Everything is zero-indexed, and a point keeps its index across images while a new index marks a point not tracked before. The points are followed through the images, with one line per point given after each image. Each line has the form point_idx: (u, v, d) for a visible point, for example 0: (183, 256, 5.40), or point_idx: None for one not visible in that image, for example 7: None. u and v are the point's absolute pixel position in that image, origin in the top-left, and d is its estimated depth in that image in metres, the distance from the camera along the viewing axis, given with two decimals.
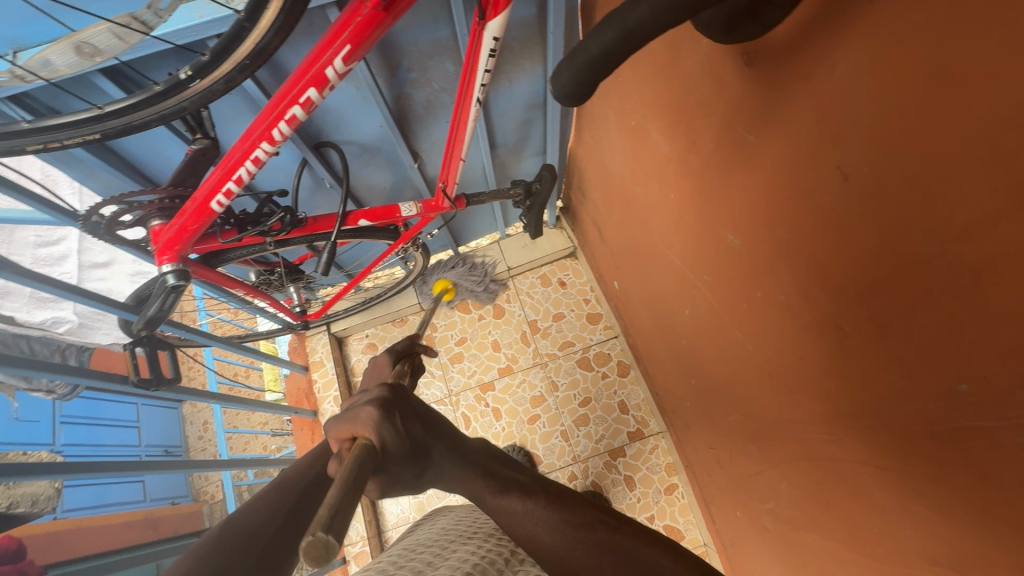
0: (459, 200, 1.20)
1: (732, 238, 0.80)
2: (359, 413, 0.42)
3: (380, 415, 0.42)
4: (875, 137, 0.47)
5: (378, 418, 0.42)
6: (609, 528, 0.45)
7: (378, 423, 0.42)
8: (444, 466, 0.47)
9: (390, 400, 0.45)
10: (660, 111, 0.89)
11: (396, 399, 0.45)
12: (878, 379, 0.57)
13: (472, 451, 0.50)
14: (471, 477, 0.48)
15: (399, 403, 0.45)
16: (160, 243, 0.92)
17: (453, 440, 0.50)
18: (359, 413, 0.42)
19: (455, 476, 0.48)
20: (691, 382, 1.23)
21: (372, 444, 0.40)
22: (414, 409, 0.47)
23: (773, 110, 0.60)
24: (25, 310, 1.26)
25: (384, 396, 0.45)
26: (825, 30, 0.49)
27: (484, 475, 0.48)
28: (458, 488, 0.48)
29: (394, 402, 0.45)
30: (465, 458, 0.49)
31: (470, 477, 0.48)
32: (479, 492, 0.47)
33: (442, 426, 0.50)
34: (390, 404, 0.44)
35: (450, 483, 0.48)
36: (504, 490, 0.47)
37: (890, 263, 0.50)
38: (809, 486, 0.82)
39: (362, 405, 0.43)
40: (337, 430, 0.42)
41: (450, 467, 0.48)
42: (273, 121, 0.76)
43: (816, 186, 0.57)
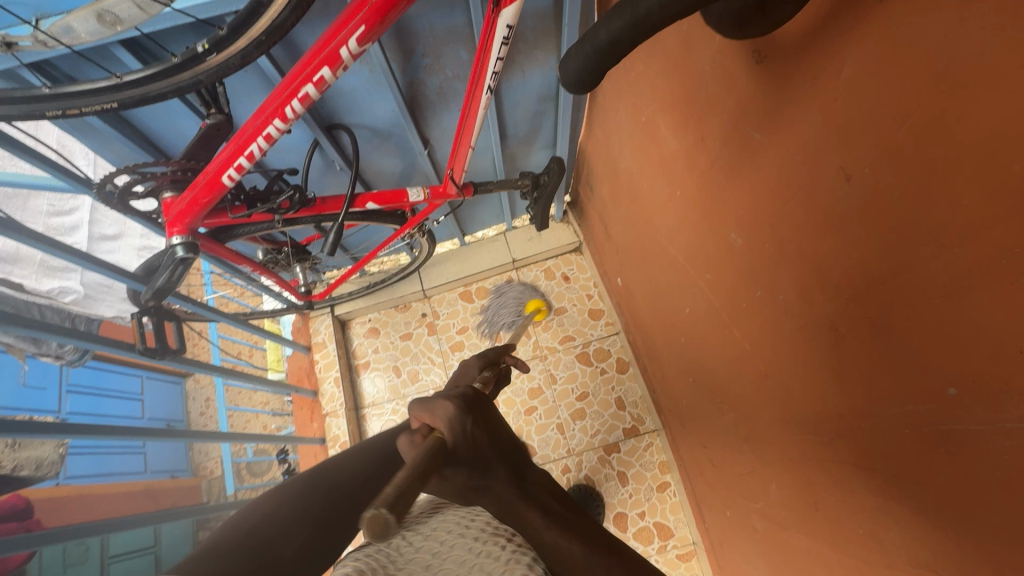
0: (466, 188, 1.21)
1: (736, 237, 0.80)
2: (439, 404, 0.41)
3: (456, 410, 0.41)
4: (878, 137, 0.47)
5: (457, 414, 0.40)
6: None
7: (453, 420, 0.40)
8: (504, 491, 0.41)
9: (469, 404, 0.44)
10: (671, 106, 0.89)
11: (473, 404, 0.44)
12: (871, 381, 0.58)
13: (539, 486, 0.45)
14: (525, 506, 0.41)
15: (478, 410, 0.44)
16: (171, 215, 0.93)
17: (519, 469, 0.45)
18: (439, 403, 0.41)
19: (511, 497, 0.41)
20: (688, 380, 1.24)
21: (443, 437, 0.38)
22: (487, 423, 0.44)
23: (781, 109, 0.60)
24: (33, 278, 1.29)
25: (463, 398, 0.44)
26: (832, 31, 0.49)
27: (545, 513, 0.41)
28: (506, 515, 0.41)
29: (471, 406, 0.43)
30: (530, 494, 0.42)
31: (525, 512, 0.40)
32: (535, 528, 0.40)
33: (510, 449, 0.46)
34: (466, 405, 0.42)
35: (504, 515, 0.41)
36: (563, 526, 0.40)
37: (887, 266, 0.50)
38: (798, 486, 0.83)
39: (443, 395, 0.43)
40: (415, 414, 0.41)
41: (505, 490, 0.41)
42: (286, 98, 0.77)
43: (818, 186, 0.57)
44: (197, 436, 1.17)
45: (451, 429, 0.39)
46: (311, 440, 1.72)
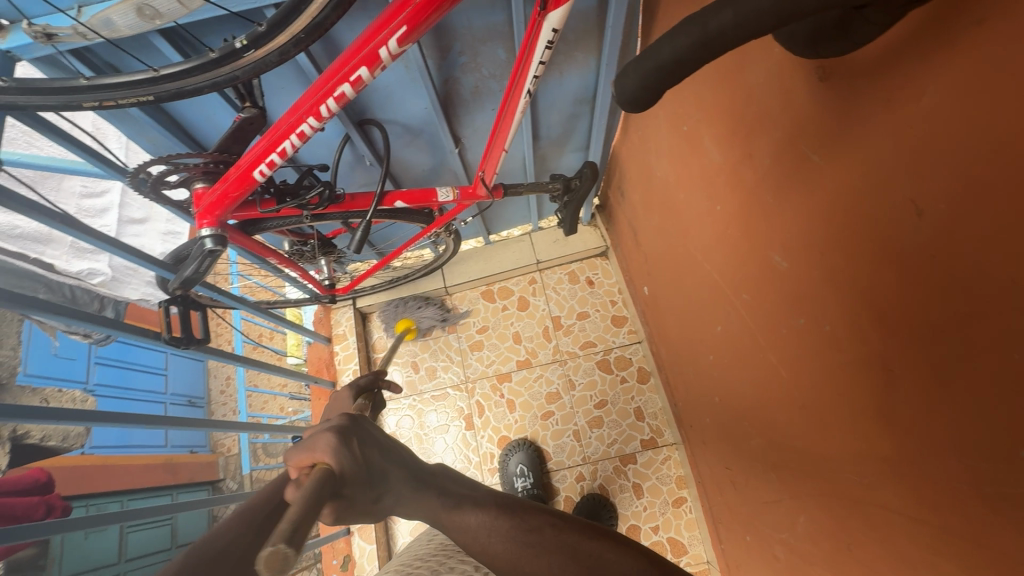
0: (496, 189, 1.19)
1: (780, 259, 0.76)
2: (313, 440, 0.41)
3: (338, 440, 0.41)
4: (963, 172, 0.43)
5: (340, 443, 0.41)
6: (557, 530, 0.46)
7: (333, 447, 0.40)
8: (399, 492, 0.47)
9: (348, 428, 0.44)
10: (716, 118, 0.85)
11: (351, 427, 0.45)
12: (926, 429, 0.54)
13: (428, 475, 0.52)
14: (419, 496, 0.49)
15: (356, 430, 0.45)
16: (202, 207, 0.93)
17: (405, 469, 0.50)
18: (316, 438, 0.41)
19: (406, 496, 0.48)
20: (715, 399, 1.20)
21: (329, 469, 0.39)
22: (367, 439, 0.46)
23: (844, 131, 0.56)
24: (64, 259, 1.32)
25: (341, 424, 0.44)
26: (914, 53, 0.45)
27: (438, 494, 0.49)
28: (410, 510, 0.49)
29: (349, 430, 0.44)
30: (421, 483, 0.50)
31: (424, 496, 0.49)
32: (434, 512, 0.48)
33: (395, 453, 0.50)
34: (345, 430, 0.43)
35: (406, 510, 0.48)
36: (455, 504, 0.49)
37: (960, 310, 0.46)
38: (831, 524, 0.79)
39: (318, 430, 0.42)
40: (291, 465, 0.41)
41: (404, 488, 0.48)
42: (322, 97, 0.75)
43: (882, 220, 0.53)
44: (216, 425, 1.17)
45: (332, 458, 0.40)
46: None
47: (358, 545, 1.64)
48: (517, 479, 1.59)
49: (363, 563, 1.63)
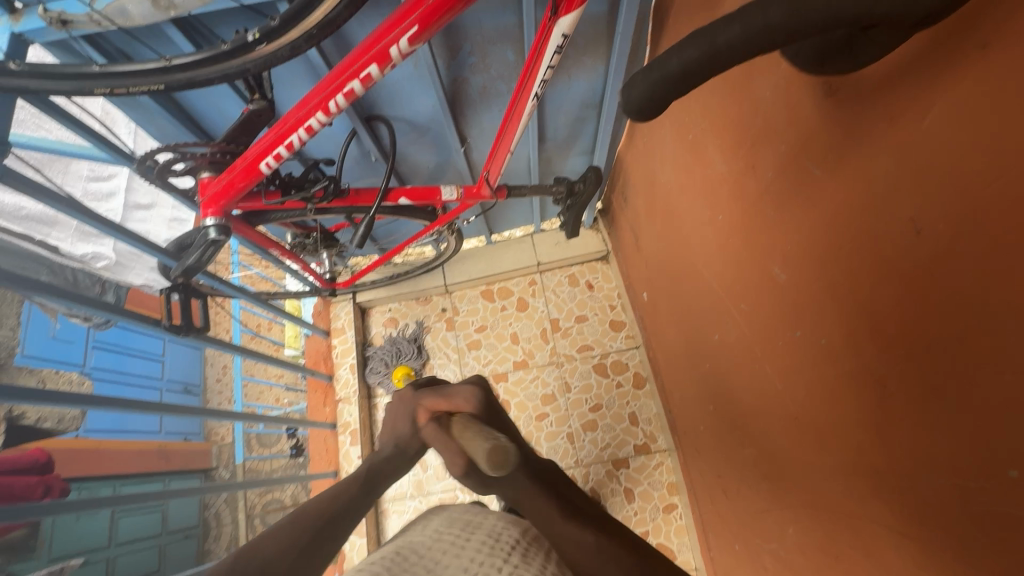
0: (500, 190, 1.19)
1: (779, 272, 0.76)
2: (458, 390, 0.62)
3: (476, 395, 0.61)
4: (961, 194, 0.43)
5: (474, 394, 0.61)
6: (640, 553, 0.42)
7: (474, 399, 0.61)
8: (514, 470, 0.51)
9: (485, 394, 0.64)
10: (722, 128, 0.85)
11: (486, 393, 0.64)
12: (916, 446, 0.55)
13: (540, 473, 0.54)
14: (531, 483, 0.50)
15: (488, 394, 0.65)
16: (207, 196, 0.93)
17: (521, 456, 0.56)
18: (457, 391, 0.62)
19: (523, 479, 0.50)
20: (709, 407, 1.21)
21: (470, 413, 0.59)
22: (493, 409, 0.62)
23: (846, 148, 0.57)
24: (69, 242, 1.34)
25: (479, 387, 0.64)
26: (917, 76, 0.46)
27: (553, 497, 0.49)
28: (519, 494, 0.50)
29: (484, 394, 0.63)
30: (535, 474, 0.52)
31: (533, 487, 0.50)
32: (549, 514, 0.47)
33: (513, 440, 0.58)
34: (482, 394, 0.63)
35: (517, 495, 0.50)
36: (573, 514, 0.46)
37: (955, 330, 0.46)
38: (819, 535, 0.79)
39: (459, 387, 0.63)
40: (435, 402, 0.62)
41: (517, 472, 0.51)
42: (331, 92, 0.76)
43: (881, 237, 0.53)
44: (211, 413, 1.17)
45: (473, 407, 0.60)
46: (323, 424, 1.72)
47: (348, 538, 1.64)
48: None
49: (352, 555, 1.64)
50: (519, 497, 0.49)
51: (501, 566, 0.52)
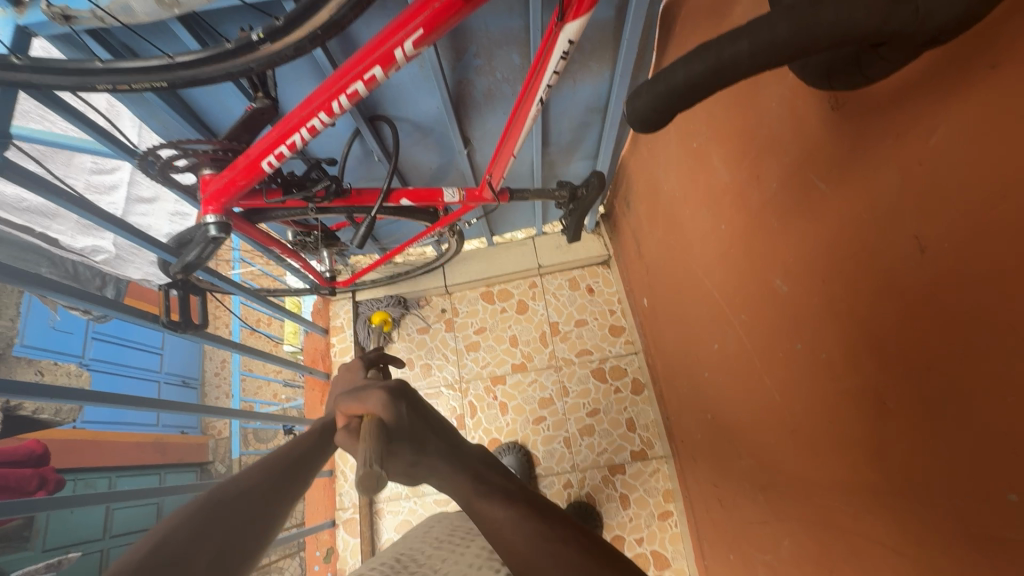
0: (502, 194, 1.19)
1: (780, 284, 0.76)
2: (370, 393, 0.55)
3: (386, 397, 0.54)
4: (966, 214, 0.43)
5: (386, 396, 0.54)
6: (579, 548, 0.39)
7: (386, 405, 0.53)
8: (434, 459, 0.51)
9: (399, 390, 0.57)
10: (726, 138, 0.85)
11: (401, 390, 0.57)
12: (915, 464, 0.54)
13: (468, 458, 0.53)
14: (454, 471, 0.50)
15: (405, 395, 0.58)
16: (208, 193, 0.93)
17: (449, 444, 0.55)
18: (368, 394, 0.54)
19: (446, 471, 0.50)
20: (707, 416, 1.20)
21: (382, 421, 0.51)
22: (413, 404, 0.57)
23: (851, 162, 0.56)
24: (69, 234, 1.33)
25: (394, 387, 0.57)
26: (925, 92, 0.45)
27: (473, 479, 0.48)
28: (443, 482, 0.50)
29: (399, 393, 0.56)
30: (461, 461, 0.52)
31: (455, 475, 0.49)
32: (468, 495, 0.47)
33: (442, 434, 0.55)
34: (396, 392, 0.56)
35: (441, 483, 0.50)
36: (488, 492, 0.46)
37: (958, 352, 0.46)
38: (815, 549, 0.79)
39: (372, 389, 0.55)
40: (350, 406, 0.54)
41: (439, 463, 0.50)
42: (335, 93, 0.75)
43: (884, 254, 0.53)
44: (205, 409, 1.15)
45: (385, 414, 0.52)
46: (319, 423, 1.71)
47: (342, 538, 1.64)
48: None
49: (346, 555, 1.63)
50: (443, 484, 0.50)
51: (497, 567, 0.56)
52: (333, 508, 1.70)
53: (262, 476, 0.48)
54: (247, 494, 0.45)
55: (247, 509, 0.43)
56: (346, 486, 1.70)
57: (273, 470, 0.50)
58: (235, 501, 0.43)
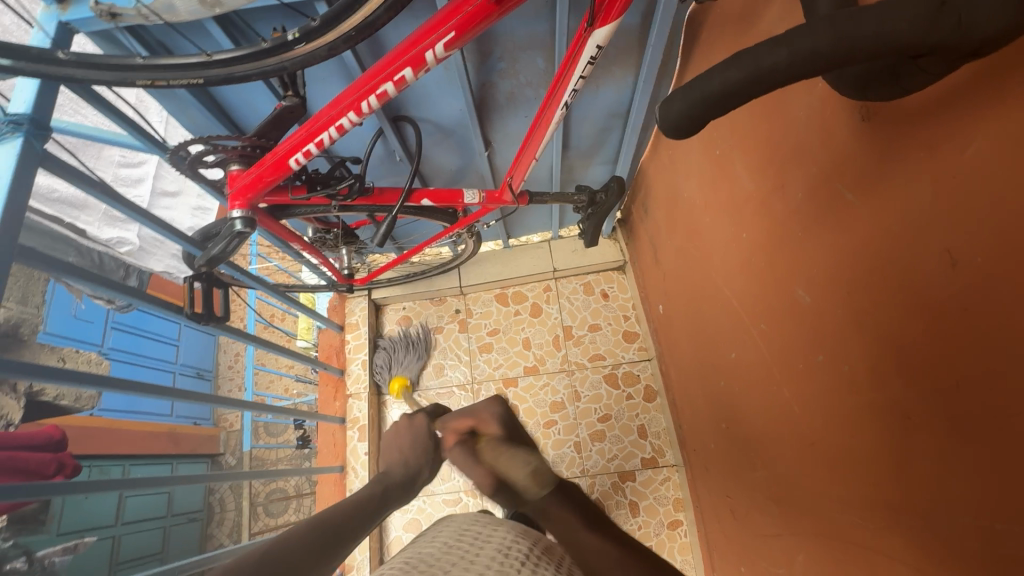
0: (522, 196, 1.19)
1: (803, 294, 0.75)
2: (482, 408, 0.69)
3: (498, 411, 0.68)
4: (1001, 230, 0.42)
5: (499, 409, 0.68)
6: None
7: (498, 417, 0.67)
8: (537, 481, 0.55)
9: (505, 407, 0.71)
10: (751, 146, 0.84)
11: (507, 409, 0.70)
12: (940, 481, 0.53)
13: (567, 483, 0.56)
14: (563, 498, 0.52)
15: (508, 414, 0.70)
16: (235, 188, 0.94)
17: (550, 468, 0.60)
18: (480, 411, 0.68)
19: (547, 487, 0.54)
20: (722, 425, 1.19)
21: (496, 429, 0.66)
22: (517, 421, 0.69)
23: (882, 173, 0.55)
24: (95, 226, 1.37)
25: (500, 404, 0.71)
26: (961, 103, 0.45)
27: (576, 509, 0.51)
28: (548, 505, 0.52)
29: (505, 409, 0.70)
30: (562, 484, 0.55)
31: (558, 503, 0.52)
32: (574, 527, 0.49)
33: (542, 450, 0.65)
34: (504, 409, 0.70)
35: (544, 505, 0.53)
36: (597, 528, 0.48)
37: (990, 369, 0.45)
38: (831, 565, 0.78)
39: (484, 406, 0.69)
40: (462, 422, 0.68)
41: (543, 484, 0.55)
42: (364, 93, 0.76)
43: (914, 268, 0.52)
44: (221, 401, 1.17)
45: (498, 424, 0.67)
46: (332, 419, 1.72)
47: None
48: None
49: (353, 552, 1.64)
50: (545, 511, 0.52)
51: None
52: None
53: (308, 539, 0.48)
54: (290, 554, 0.45)
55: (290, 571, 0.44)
56: (356, 482, 1.71)
57: (322, 530, 0.50)
58: (275, 565, 0.43)
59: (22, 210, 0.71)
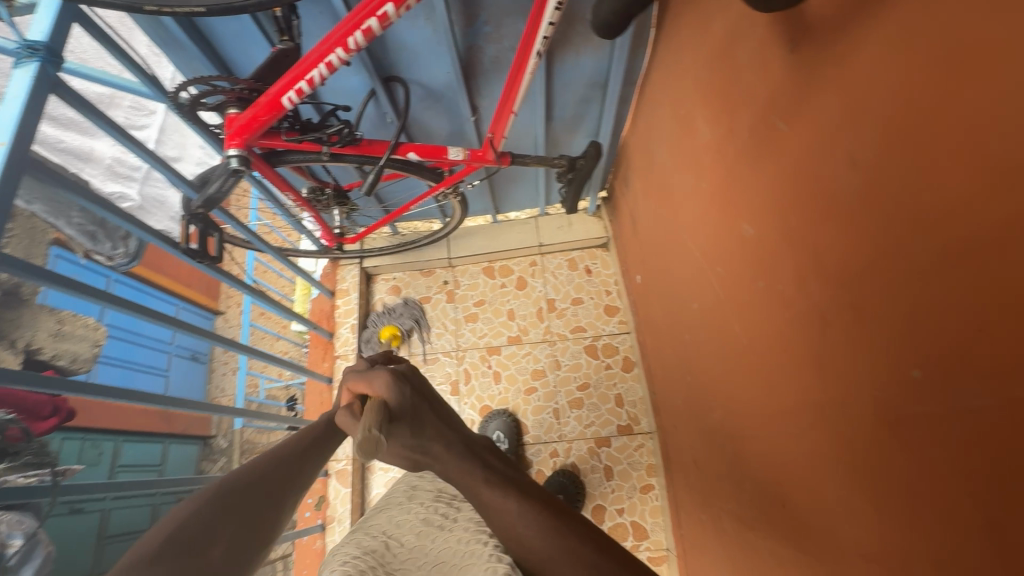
0: (504, 156, 1.27)
1: (749, 228, 0.81)
2: (376, 374, 0.61)
3: (390, 380, 0.61)
4: (886, 122, 0.49)
5: (391, 381, 0.60)
6: (596, 549, 0.43)
7: (389, 382, 0.60)
8: (437, 446, 0.55)
9: (403, 376, 0.64)
10: (709, 98, 0.91)
11: (405, 378, 0.63)
12: (848, 367, 0.59)
13: (478, 447, 0.57)
14: (459, 459, 0.53)
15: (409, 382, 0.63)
16: (232, 128, 1.01)
17: (447, 423, 0.59)
18: (374, 376, 0.61)
19: (444, 452, 0.54)
20: (687, 379, 1.26)
21: (382, 399, 0.59)
22: (418, 392, 0.63)
23: (805, 97, 0.62)
24: (100, 179, 1.42)
25: (399, 372, 0.64)
26: (861, 17, 0.52)
27: (482, 468, 0.52)
28: (446, 469, 0.53)
29: (403, 377, 0.63)
30: (463, 448, 0.55)
31: (460, 459, 0.53)
32: (477, 484, 0.50)
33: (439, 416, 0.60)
34: (401, 377, 0.62)
35: (444, 469, 0.53)
36: (498, 485, 0.50)
37: (879, 250, 0.51)
38: (769, 484, 0.83)
39: (378, 371, 0.62)
40: (356, 384, 0.62)
41: (446, 454, 0.54)
42: (351, 28, 0.85)
43: (827, 175, 0.59)
44: (218, 339, 1.23)
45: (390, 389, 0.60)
46: (320, 377, 1.78)
47: (334, 487, 1.71)
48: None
49: (335, 503, 1.70)
50: (447, 472, 0.53)
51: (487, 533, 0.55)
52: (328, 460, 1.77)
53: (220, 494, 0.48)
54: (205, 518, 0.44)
55: (210, 530, 0.44)
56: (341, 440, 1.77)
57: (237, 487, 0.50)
58: (188, 527, 0.43)
59: (34, 125, 0.77)
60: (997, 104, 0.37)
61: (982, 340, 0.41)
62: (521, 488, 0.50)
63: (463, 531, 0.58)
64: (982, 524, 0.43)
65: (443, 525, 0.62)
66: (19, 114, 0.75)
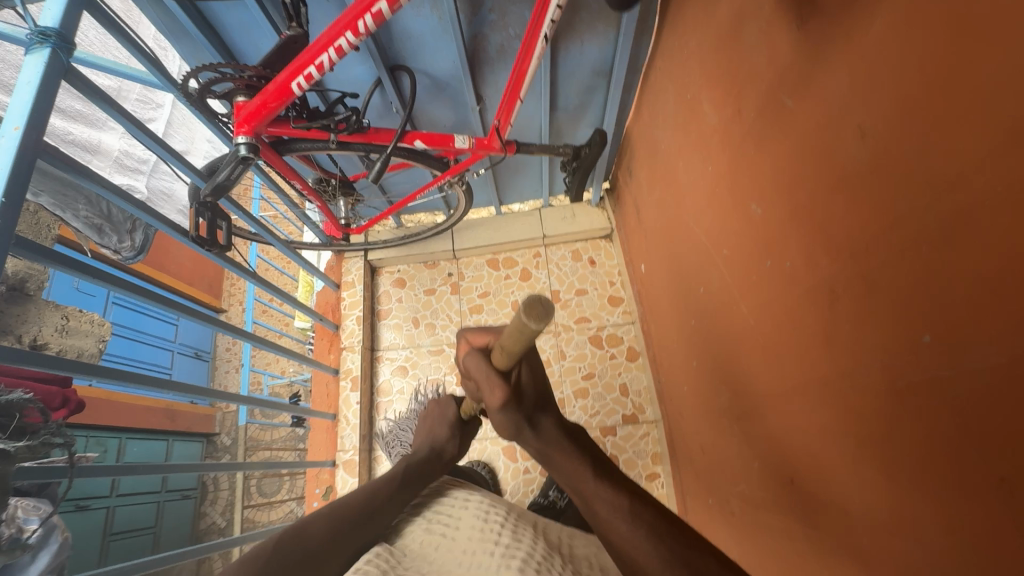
0: (509, 145, 1.27)
1: (756, 208, 0.82)
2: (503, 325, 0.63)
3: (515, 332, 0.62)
4: (896, 91, 0.50)
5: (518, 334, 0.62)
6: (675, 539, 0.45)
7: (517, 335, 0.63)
8: (549, 424, 0.57)
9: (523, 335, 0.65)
10: (716, 81, 0.92)
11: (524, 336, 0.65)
12: (857, 338, 0.60)
13: (573, 431, 0.59)
14: (563, 441, 0.55)
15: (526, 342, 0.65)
16: (241, 116, 1.02)
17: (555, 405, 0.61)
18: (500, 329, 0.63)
19: (552, 435, 0.56)
20: (692, 363, 1.27)
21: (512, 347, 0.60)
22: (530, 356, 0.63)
23: (813, 73, 0.63)
24: (107, 171, 1.43)
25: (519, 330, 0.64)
26: None
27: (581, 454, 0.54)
28: (548, 448, 0.55)
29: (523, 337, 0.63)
30: (567, 431, 0.57)
31: (558, 442, 0.55)
32: (580, 480, 0.52)
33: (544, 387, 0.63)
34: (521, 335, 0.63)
35: (545, 448, 0.55)
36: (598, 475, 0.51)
37: (889, 219, 0.52)
38: (777, 462, 0.84)
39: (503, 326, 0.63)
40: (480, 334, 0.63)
41: (552, 434, 0.56)
42: (362, 12, 0.87)
43: (835, 149, 0.60)
44: (224, 326, 1.23)
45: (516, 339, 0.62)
46: (326, 368, 1.78)
47: (342, 477, 1.73)
48: (553, 489, 1.45)
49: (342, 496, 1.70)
50: (550, 452, 0.55)
51: (494, 548, 0.55)
52: (334, 450, 1.78)
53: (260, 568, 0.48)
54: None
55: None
56: (348, 430, 1.78)
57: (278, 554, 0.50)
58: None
59: (46, 110, 0.78)
60: (1005, 67, 0.38)
61: (992, 301, 0.42)
62: (626, 488, 0.51)
63: (467, 543, 0.58)
64: (993, 482, 0.44)
65: (445, 532, 0.61)
66: (32, 100, 0.76)
